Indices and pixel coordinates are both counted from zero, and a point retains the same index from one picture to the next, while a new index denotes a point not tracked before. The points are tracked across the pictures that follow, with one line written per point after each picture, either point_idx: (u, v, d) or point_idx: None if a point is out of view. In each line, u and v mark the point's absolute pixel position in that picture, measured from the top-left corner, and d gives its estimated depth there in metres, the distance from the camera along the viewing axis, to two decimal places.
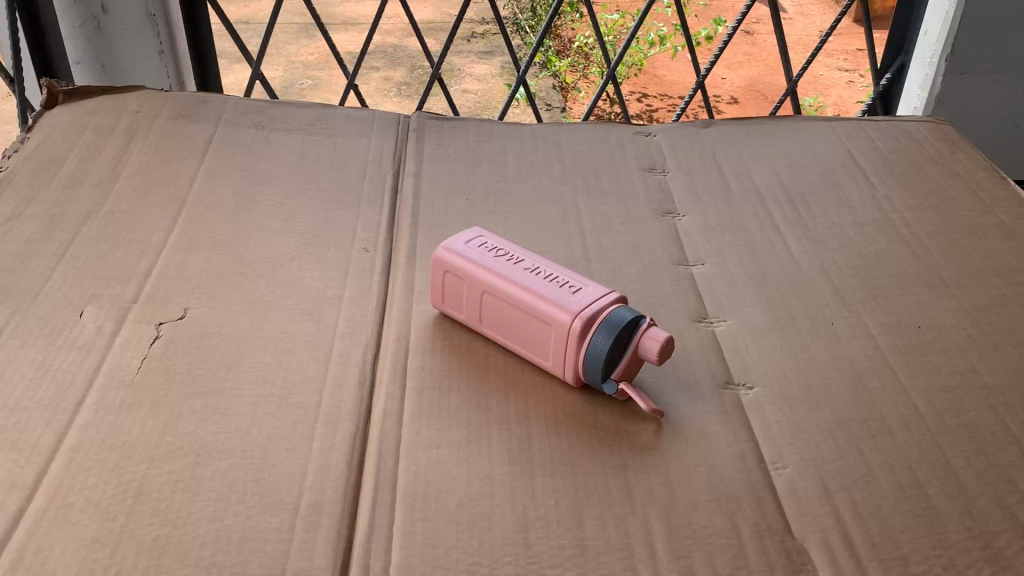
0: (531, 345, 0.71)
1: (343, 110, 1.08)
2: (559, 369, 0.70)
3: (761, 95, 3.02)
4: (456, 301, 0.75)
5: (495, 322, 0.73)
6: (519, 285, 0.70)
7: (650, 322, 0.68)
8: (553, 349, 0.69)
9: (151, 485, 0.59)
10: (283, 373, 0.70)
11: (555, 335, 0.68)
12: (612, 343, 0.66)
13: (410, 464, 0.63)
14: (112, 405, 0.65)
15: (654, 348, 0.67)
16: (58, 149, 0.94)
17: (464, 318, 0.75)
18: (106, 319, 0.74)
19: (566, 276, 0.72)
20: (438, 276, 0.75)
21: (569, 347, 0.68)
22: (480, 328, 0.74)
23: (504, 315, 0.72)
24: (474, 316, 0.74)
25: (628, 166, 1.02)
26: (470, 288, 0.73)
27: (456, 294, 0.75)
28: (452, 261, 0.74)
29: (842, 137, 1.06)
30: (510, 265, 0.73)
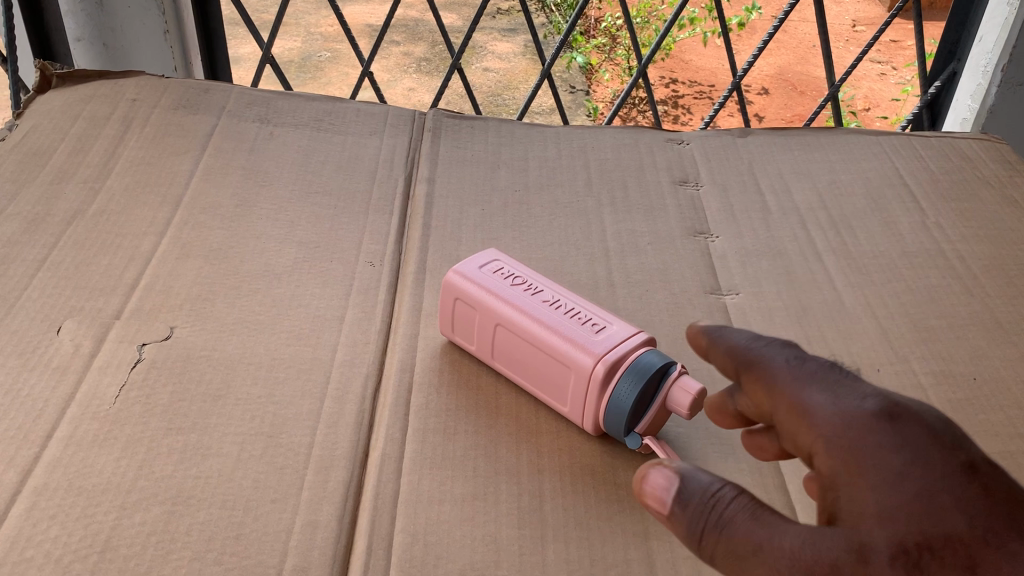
0: (546, 385, 0.64)
1: (355, 104, 1.01)
2: (576, 416, 0.63)
3: (789, 85, 2.89)
4: (467, 331, 0.68)
5: (507, 357, 0.66)
6: (538, 321, 0.64)
7: (682, 371, 0.62)
8: (572, 394, 0.62)
9: (120, 539, 0.53)
10: (274, 407, 0.64)
11: (575, 380, 0.62)
12: (639, 393, 0.60)
13: (409, 523, 0.57)
14: (84, 440, 0.59)
15: (684, 400, 0.61)
16: (47, 140, 0.88)
17: (474, 350, 0.69)
18: (86, 336, 0.67)
19: (589, 312, 0.65)
20: (448, 302, 0.69)
21: (590, 395, 0.61)
22: (491, 362, 0.68)
23: (519, 352, 0.65)
24: (485, 349, 0.68)
25: (657, 178, 0.94)
26: (483, 320, 0.67)
27: (467, 323, 0.68)
28: (465, 289, 0.67)
29: (889, 153, 0.99)
30: (528, 297, 0.66)
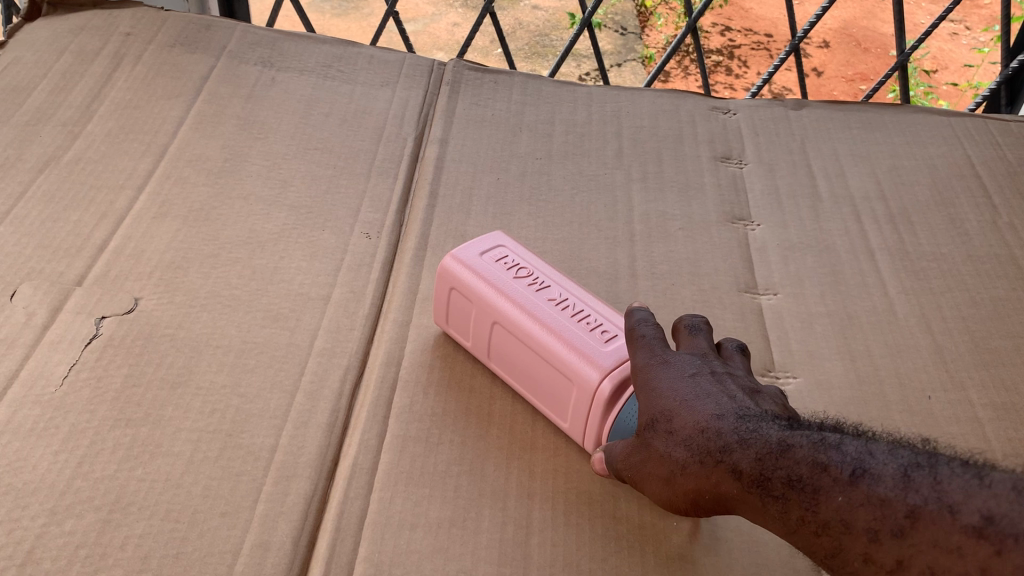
0: (545, 396, 0.57)
1: (369, 49, 0.92)
2: (577, 434, 0.55)
3: (852, 39, 2.70)
4: (462, 324, 0.61)
5: (503, 360, 0.59)
6: (539, 323, 0.56)
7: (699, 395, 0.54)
8: (572, 410, 0.55)
9: (43, 550, 0.47)
10: (239, 401, 0.57)
11: (576, 396, 0.54)
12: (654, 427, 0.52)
13: (373, 551, 0.50)
14: (21, 428, 0.53)
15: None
16: (28, 77, 0.80)
17: (470, 347, 0.61)
18: (41, 304, 0.61)
19: (600, 317, 0.57)
20: (442, 291, 0.61)
21: (593, 412, 0.53)
22: (487, 361, 0.60)
23: (516, 355, 0.57)
24: (481, 347, 0.60)
25: (697, 152, 0.85)
26: (478, 315, 0.59)
27: (463, 317, 0.60)
28: (460, 278, 0.59)
29: (961, 138, 0.88)
30: (533, 294, 0.58)
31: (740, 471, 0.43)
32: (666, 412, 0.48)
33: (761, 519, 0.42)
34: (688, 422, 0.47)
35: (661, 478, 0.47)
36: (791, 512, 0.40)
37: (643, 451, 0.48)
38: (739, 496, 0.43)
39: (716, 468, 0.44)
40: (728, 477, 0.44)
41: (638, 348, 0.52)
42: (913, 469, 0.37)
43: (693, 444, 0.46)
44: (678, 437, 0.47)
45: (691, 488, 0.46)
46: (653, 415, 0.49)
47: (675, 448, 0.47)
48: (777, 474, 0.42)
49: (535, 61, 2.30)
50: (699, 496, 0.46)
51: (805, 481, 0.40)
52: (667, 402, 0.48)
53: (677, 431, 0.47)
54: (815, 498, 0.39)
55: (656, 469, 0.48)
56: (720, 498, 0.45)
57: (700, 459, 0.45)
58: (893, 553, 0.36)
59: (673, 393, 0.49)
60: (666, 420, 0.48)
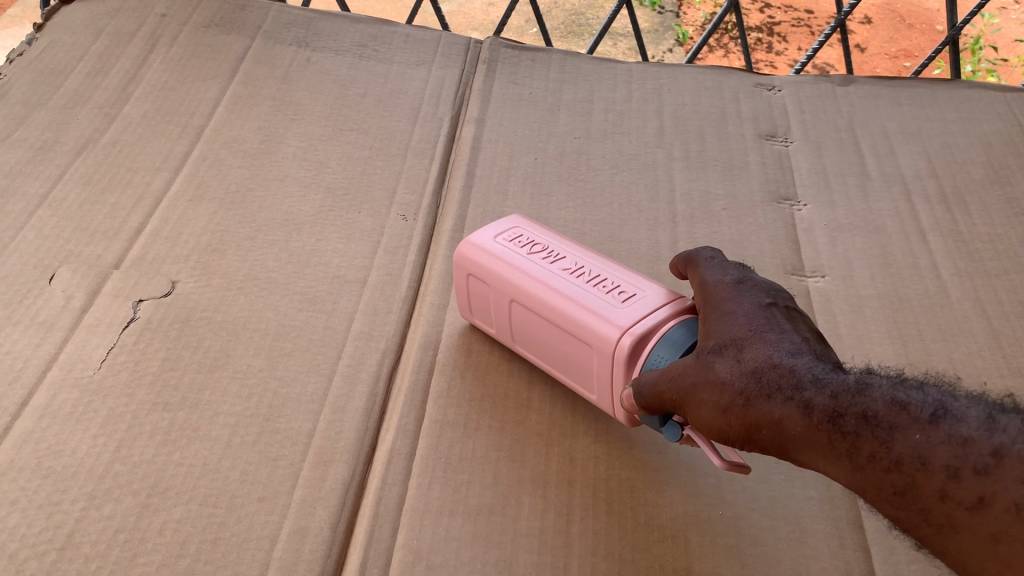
0: (570, 368, 0.54)
1: (405, 28, 0.90)
2: (608, 402, 0.53)
3: (897, 15, 2.63)
4: (484, 313, 0.59)
5: (526, 339, 0.57)
6: (552, 292, 0.53)
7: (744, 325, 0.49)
8: (598, 378, 0.52)
9: (83, 534, 0.47)
10: (276, 384, 0.56)
11: (598, 362, 0.51)
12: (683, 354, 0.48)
13: (411, 538, 0.49)
14: (60, 411, 0.53)
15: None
16: (66, 60, 0.80)
17: (496, 334, 0.59)
18: (79, 288, 0.61)
19: (617, 276, 0.54)
20: (461, 279, 0.59)
21: (619, 377, 0.50)
22: (513, 346, 0.58)
23: (537, 330, 0.55)
24: (505, 332, 0.58)
25: (741, 130, 0.83)
26: (496, 297, 0.57)
27: (483, 303, 0.58)
28: (473, 262, 0.57)
29: (1018, 115, 0.84)
30: (545, 265, 0.55)
31: (810, 407, 0.39)
32: (737, 342, 0.44)
33: (821, 459, 0.38)
34: (759, 353, 0.42)
35: (717, 407, 0.43)
36: (861, 448, 0.36)
37: (700, 377, 0.44)
38: (804, 435, 0.39)
39: (784, 405, 0.40)
40: (795, 411, 0.39)
41: (710, 276, 0.51)
42: (1000, 413, 0.34)
43: (763, 375, 0.41)
44: (746, 365, 0.42)
45: (752, 421, 0.41)
46: (723, 344, 0.44)
47: (740, 379, 0.42)
48: (851, 410, 0.37)
49: (571, 40, 2.26)
50: (758, 431, 0.41)
51: (882, 418, 0.36)
52: (738, 332, 0.44)
53: (746, 359, 0.43)
54: (889, 435, 0.36)
55: (715, 395, 0.43)
56: (779, 436, 0.40)
57: (768, 393, 0.41)
58: (975, 490, 0.33)
59: (746, 324, 0.45)
60: (736, 349, 0.43)
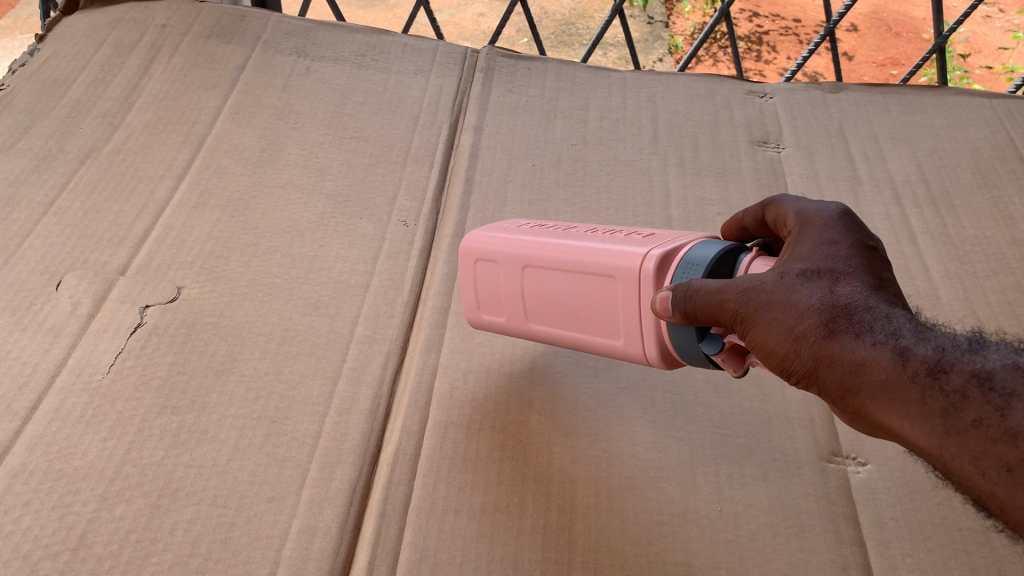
0: (589, 317, 0.52)
1: (402, 38, 0.92)
2: (634, 341, 0.51)
3: (884, 23, 2.65)
4: (493, 301, 0.58)
5: (540, 306, 0.55)
6: (564, 244, 0.53)
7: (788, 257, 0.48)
8: (624, 315, 0.50)
9: (95, 535, 0.48)
10: (282, 388, 0.57)
11: (623, 294, 0.50)
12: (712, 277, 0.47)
13: (418, 536, 0.50)
14: (70, 415, 0.54)
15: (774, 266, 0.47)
16: (68, 70, 0.81)
17: (505, 322, 0.58)
18: (86, 294, 0.62)
19: (627, 232, 0.55)
20: (466, 270, 0.58)
21: (647, 304, 0.49)
22: (525, 326, 0.57)
23: (550, 289, 0.54)
24: (517, 313, 0.56)
25: (734, 137, 0.84)
26: (505, 271, 0.56)
27: (492, 286, 0.57)
28: (478, 244, 0.57)
29: (1004, 120, 0.86)
30: (551, 233, 0.56)
31: (910, 355, 0.35)
32: (833, 273, 0.40)
33: (906, 410, 0.35)
34: (855, 290, 0.39)
35: (794, 332, 0.40)
36: (965, 411, 0.33)
37: (780, 300, 0.41)
38: (890, 380, 0.36)
39: (878, 347, 0.36)
40: (886, 356, 0.36)
41: (806, 207, 0.48)
42: None
43: (858, 311, 0.38)
44: (839, 297, 0.39)
45: (832, 355, 0.38)
46: (816, 272, 0.41)
47: (830, 309, 0.39)
48: (958, 368, 0.34)
49: (562, 50, 2.28)
50: (837, 366, 0.38)
51: (996, 385, 0.33)
52: (834, 264, 0.41)
53: (839, 292, 0.39)
54: (1002, 404, 0.32)
55: (795, 320, 0.40)
56: (860, 377, 0.37)
57: (860, 330, 0.37)
58: None
59: (843, 259, 0.41)
60: (831, 280, 0.40)
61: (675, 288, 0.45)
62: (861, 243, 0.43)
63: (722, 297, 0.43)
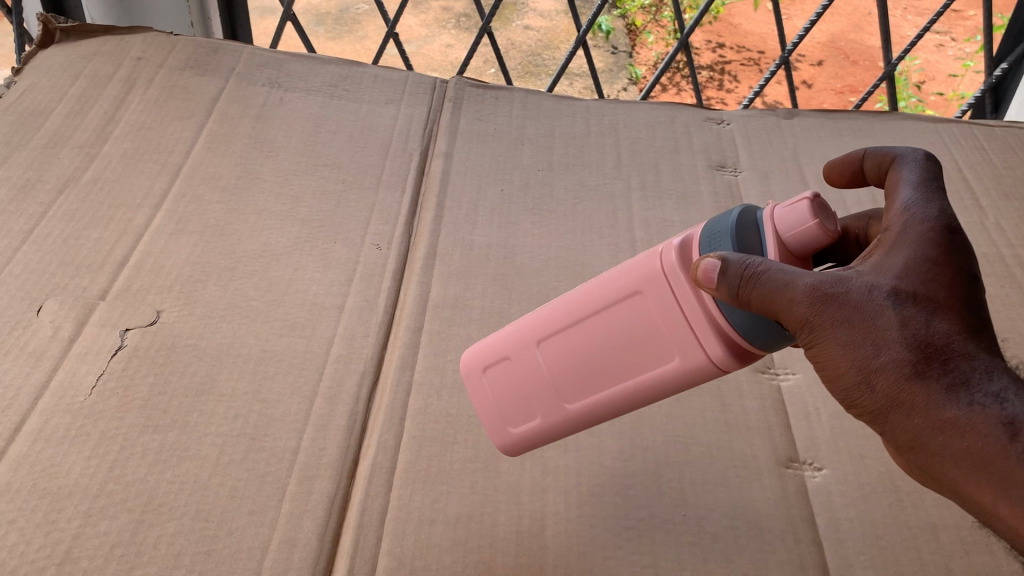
0: (634, 347, 0.49)
1: (373, 68, 0.94)
2: (693, 341, 0.47)
3: (843, 53, 2.71)
4: (513, 395, 0.55)
5: (573, 366, 0.52)
6: (573, 299, 0.53)
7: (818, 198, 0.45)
8: (665, 318, 0.48)
9: (80, 549, 0.49)
10: (261, 406, 0.59)
11: (655, 297, 0.48)
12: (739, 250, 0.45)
13: (395, 545, 0.52)
14: (53, 435, 0.55)
15: (802, 219, 0.44)
16: (45, 102, 0.83)
17: (540, 425, 0.54)
18: (66, 319, 0.63)
19: None
20: (475, 387, 0.57)
21: (686, 294, 0.46)
22: (565, 407, 0.53)
23: (581, 346, 0.51)
24: (551, 400, 0.53)
25: (693, 161, 0.88)
26: (520, 363, 0.54)
27: (512, 383, 0.55)
28: (482, 355, 0.56)
29: (949, 143, 0.91)
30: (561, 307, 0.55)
31: (1013, 427, 0.37)
32: (931, 307, 0.41)
33: (992, 479, 0.37)
34: (951, 335, 0.40)
35: (881, 367, 0.40)
36: None
37: (869, 323, 0.41)
38: (981, 446, 0.38)
39: (979, 411, 0.38)
40: (986, 422, 0.38)
41: (904, 206, 0.46)
42: None
43: (956, 363, 0.39)
44: (934, 337, 0.40)
45: (922, 402, 0.39)
46: (914, 299, 0.41)
47: (925, 349, 0.40)
48: None
49: (529, 81, 2.32)
50: (926, 414, 0.39)
51: None
52: (931, 296, 0.41)
53: (933, 331, 0.40)
54: None
55: (885, 351, 0.40)
56: (948, 431, 0.39)
57: (956, 387, 0.39)
58: None
59: (940, 289, 0.41)
60: (926, 313, 0.41)
61: (726, 264, 0.43)
62: (952, 260, 0.43)
63: (791, 299, 0.42)
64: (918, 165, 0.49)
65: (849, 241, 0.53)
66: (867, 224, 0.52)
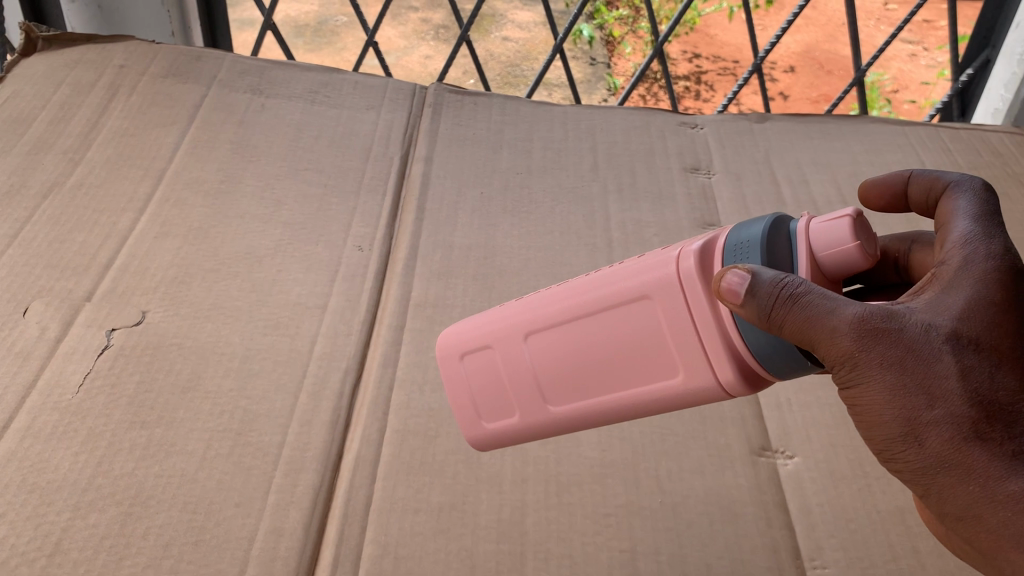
0: (636, 355, 0.48)
1: (353, 75, 0.96)
2: (702, 362, 0.46)
3: (817, 63, 2.75)
4: (494, 389, 0.55)
5: (567, 367, 0.51)
6: (578, 289, 0.51)
7: (859, 218, 0.43)
8: (672, 334, 0.46)
9: (70, 541, 0.50)
10: (246, 402, 0.60)
11: (665, 309, 0.46)
12: (767, 261, 0.44)
13: (380, 534, 0.53)
14: (41, 432, 0.56)
15: (839, 238, 0.42)
16: (29, 109, 0.84)
17: (518, 423, 0.54)
18: (53, 320, 0.64)
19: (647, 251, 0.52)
20: (452, 372, 0.57)
21: (703, 309, 0.45)
22: (548, 408, 0.53)
23: (579, 343, 0.50)
24: (537, 400, 0.53)
25: (668, 164, 0.90)
26: (506, 353, 0.54)
27: (493, 375, 0.55)
28: (462, 342, 0.56)
29: (915, 145, 0.94)
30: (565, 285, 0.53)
31: None
32: (992, 360, 0.39)
33: None
34: (1009, 394, 0.39)
35: (936, 421, 0.38)
36: None
37: (924, 369, 0.39)
38: None
39: None
40: None
41: (960, 237, 0.43)
42: None
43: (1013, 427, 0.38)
44: (993, 396, 0.38)
45: (977, 463, 0.38)
46: (973, 347, 0.39)
47: (985, 408, 0.38)
48: None
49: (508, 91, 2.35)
50: (980, 478, 0.38)
51: None
52: (993, 347, 0.39)
53: (992, 390, 0.38)
54: None
55: (942, 403, 0.38)
56: (1002, 498, 0.38)
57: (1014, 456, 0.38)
58: None
59: (1001, 337, 0.39)
60: (986, 367, 0.39)
61: (753, 278, 0.40)
62: (1014, 304, 0.40)
63: (835, 333, 0.39)
64: (976, 196, 0.46)
65: (887, 265, 0.52)
66: (909, 248, 0.51)
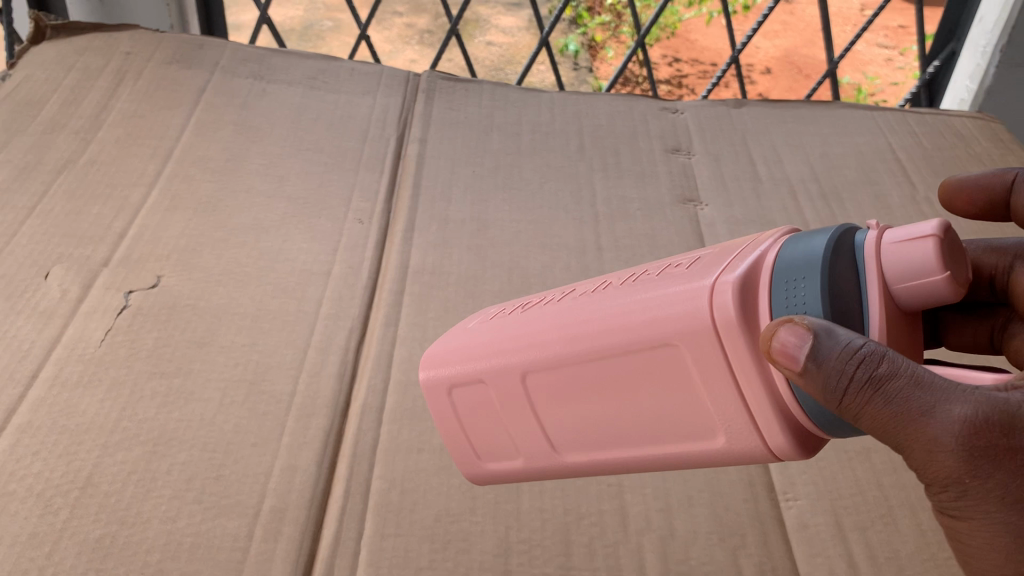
0: (665, 410, 0.44)
1: (349, 63, 1.00)
2: (743, 421, 0.41)
3: (795, 68, 2.76)
4: (495, 433, 0.53)
5: (585, 414, 0.47)
6: (588, 326, 0.46)
7: (941, 236, 0.39)
8: (706, 387, 0.41)
9: (100, 475, 0.54)
10: (258, 356, 0.64)
11: (697, 361, 0.41)
12: (831, 299, 0.38)
13: (386, 470, 0.58)
14: (68, 381, 0.60)
15: (924, 263, 0.38)
16: (40, 92, 0.88)
17: (521, 465, 0.53)
18: (73, 283, 0.68)
19: (665, 263, 0.47)
20: (441, 406, 0.55)
21: (745, 364, 0.40)
22: (562, 456, 0.50)
23: (594, 388, 0.46)
24: (546, 447, 0.50)
25: (650, 146, 0.95)
26: (498, 388, 0.51)
27: (489, 414, 0.52)
28: (451, 370, 0.54)
29: (883, 128, 0.99)
30: (567, 305, 0.49)
31: None
32: None
33: None
34: None
35: None
36: None
37: None
38: None
39: None
40: None
41: None
42: None
43: None
44: None
45: None
46: None
47: None
48: None
49: None
50: None
51: None
52: None
53: None
54: None
55: None
56: None
57: None
58: None
59: None
60: None
61: (814, 349, 0.36)
62: None
63: (938, 445, 0.36)
64: None
65: (983, 282, 0.51)
66: (1012, 265, 0.49)
